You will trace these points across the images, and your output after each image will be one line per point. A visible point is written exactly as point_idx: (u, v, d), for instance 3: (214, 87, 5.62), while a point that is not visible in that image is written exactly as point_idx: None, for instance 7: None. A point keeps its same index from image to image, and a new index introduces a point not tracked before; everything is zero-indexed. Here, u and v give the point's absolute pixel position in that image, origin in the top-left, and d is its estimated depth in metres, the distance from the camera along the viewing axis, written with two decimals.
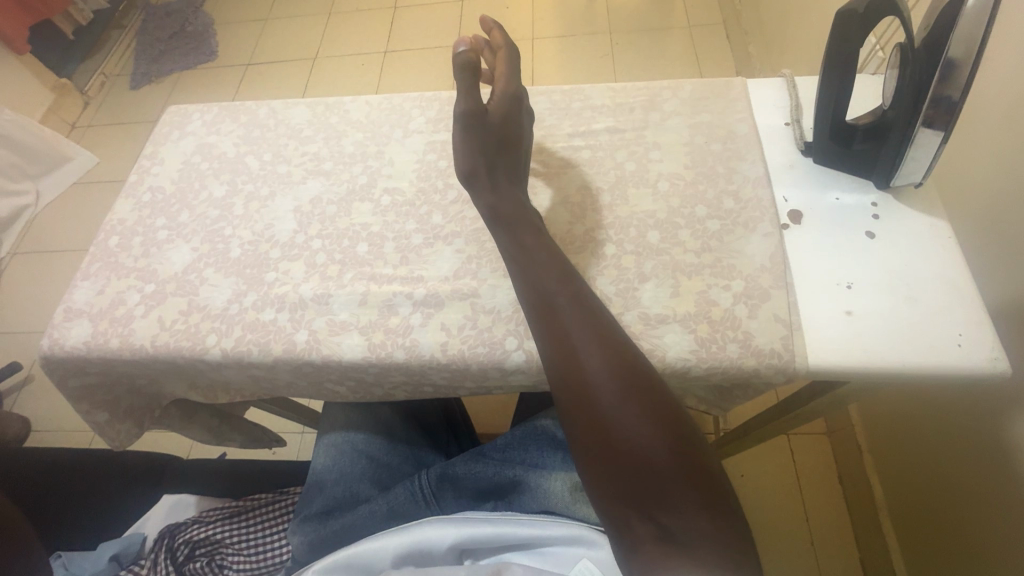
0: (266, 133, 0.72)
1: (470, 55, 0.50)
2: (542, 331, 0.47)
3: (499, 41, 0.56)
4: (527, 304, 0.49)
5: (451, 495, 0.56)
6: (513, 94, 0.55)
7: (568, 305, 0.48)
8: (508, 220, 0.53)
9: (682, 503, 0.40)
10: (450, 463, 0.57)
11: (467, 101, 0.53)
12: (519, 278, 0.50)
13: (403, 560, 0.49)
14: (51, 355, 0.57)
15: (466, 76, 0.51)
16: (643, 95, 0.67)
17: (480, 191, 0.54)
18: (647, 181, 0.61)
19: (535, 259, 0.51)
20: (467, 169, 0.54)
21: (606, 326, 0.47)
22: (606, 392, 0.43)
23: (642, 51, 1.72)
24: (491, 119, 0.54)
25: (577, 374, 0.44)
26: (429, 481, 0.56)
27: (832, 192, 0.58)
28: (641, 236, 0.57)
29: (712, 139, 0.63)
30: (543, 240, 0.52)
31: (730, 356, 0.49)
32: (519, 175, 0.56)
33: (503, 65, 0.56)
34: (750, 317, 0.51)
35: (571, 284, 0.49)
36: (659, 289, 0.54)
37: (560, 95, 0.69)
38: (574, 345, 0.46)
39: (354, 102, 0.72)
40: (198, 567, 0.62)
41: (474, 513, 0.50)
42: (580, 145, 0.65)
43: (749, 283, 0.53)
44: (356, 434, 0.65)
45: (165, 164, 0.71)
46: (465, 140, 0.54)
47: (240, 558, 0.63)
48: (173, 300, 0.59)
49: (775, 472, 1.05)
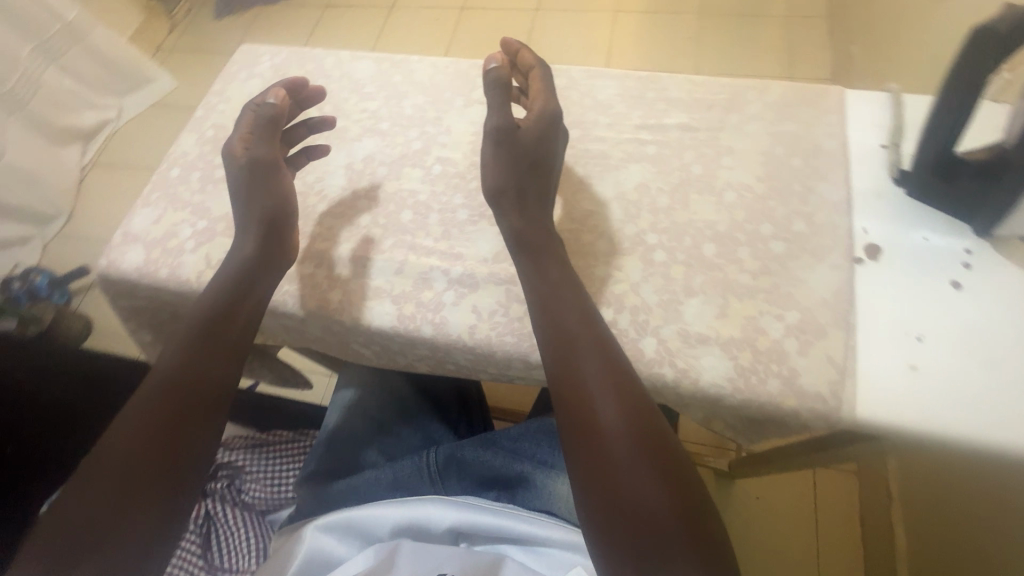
0: (330, 83, 0.71)
1: (499, 71, 0.53)
2: (557, 371, 0.45)
3: (529, 61, 0.56)
4: (544, 337, 0.47)
5: (456, 478, 0.55)
6: (550, 114, 0.53)
7: (588, 346, 0.46)
8: (528, 239, 0.51)
9: (684, 566, 0.38)
10: (459, 446, 0.56)
11: (498, 117, 0.52)
12: (538, 308, 0.48)
13: (400, 532, 0.49)
14: (108, 274, 0.60)
15: (497, 93, 0.53)
16: (725, 93, 0.62)
17: (507, 213, 0.52)
18: (712, 188, 0.56)
19: (557, 288, 0.49)
20: (496, 187, 0.52)
21: (625, 373, 0.45)
22: (617, 441, 0.42)
23: (731, 39, 1.61)
24: (524, 136, 0.52)
25: (591, 424, 0.43)
26: (436, 460, 0.55)
27: (921, 230, 0.52)
28: (695, 246, 0.53)
29: (793, 152, 0.57)
30: (564, 264, 0.51)
31: (770, 392, 0.46)
32: (547, 193, 0.54)
33: (538, 84, 0.55)
34: (799, 352, 0.47)
35: (593, 323, 0.47)
36: (705, 307, 0.50)
37: (635, 81, 0.64)
38: (591, 393, 0.44)
39: (420, 62, 0.71)
40: (218, 487, 0.67)
41: (475, 500, 0.50)
42: (646, 139, 0.61)
43: (806, 316, 0.49)
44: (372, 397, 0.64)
45: (231, 102, 0.71)
46: (495, 156, 0.52)
47: (255, 486, 0.68)
48: (221, 240, 0.60)
49: (792, 500, 1.01)
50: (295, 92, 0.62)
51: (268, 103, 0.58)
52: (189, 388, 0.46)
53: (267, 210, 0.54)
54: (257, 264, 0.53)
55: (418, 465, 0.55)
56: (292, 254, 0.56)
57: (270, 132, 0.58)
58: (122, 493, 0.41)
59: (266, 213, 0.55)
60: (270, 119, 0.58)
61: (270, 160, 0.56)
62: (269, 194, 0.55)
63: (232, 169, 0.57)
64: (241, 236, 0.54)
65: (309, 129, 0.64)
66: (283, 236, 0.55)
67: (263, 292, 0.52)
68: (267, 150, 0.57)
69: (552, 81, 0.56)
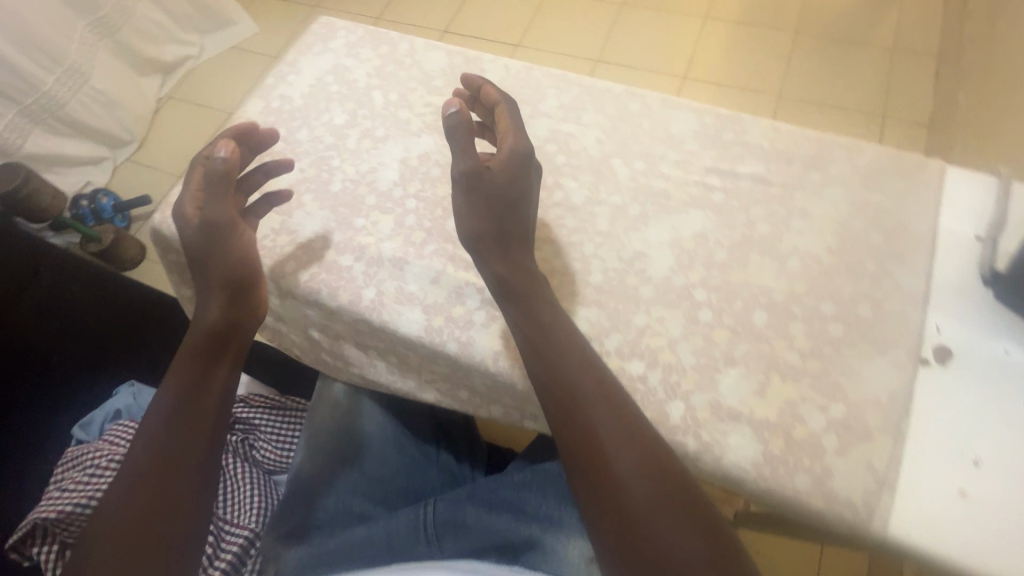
0: (400, 70, 0.70)
1: (460, 116, 0.48)
2: (563, 428, 0.45)
3: (493, 97, 0.54)
4: (545, 392, 0.46)
5: (452, 538, 0.56)
6: (523, 152, 0.51)
7: (594, 395, 0.45)
8: (512, 287, 0.49)
9: None
10: (461, 509, 0.57)
11: (466, 161, 0.49)
12: (536, 361, 0.47)
13: None
14: (160, 230, 0.62)
15: (461, 138, 0.49)
16: (810, 148, 0.57)
17: (488, 260, 0.50)
18: (775, 252, 0.53)
19: (554, 337, 0.47)
20: (473, 234, 0.50)
21: (633, 417, 0.44)
22: (636, 491, 0.41)
23: (825, 67, 1.50)
24: (496, 177, 0.50)
25: (608, 476, 0.42)
26: (434, 522, 0.57)
27: (1005, 341, 0.46)
28: (746, 312, 0.50)
29: (873, 227, 0.53)
30: (556, 309, 0.49)
31: (796, 488, 0.43)
32: (526, 237, 0.52)
33: (507, 119, 0.52)
34: (836, 452, 0.44)
35: (595, 368, 0.46)
36: (743, 381, 0.47)
37: (713, 119, 0.60)
38: (602, 442, 0.43)
39: (493, 62, 0.69)
40: (234, 440, 0.71)
41: (480, 564, 0.50)
42: (714, 184, 0.57)
43: (852, 413, 0.45)
44: (374, 433, 0.67)
45: (301, 75, 0.71)
46: (467, 201, 0.49)
47: (268, 447, 0.72)
48: (269, 216, 0.61)
49: (793, 565, 0.97)
50: (244, 138, 0.59)
51: (217, 156, 0.52)
52: (186, 413, 0.48)
53: (231, 276, 0.53)
54: (224, 333, 0.52)
55: (414, 525, 0.57)
56: (263, 311, 0.56)
57: (222, 193, 0.53)
58: (139, 514, 0.44)
59: (228, 279, 0.53)
60: (220, 178, 0.52)
61: (228, 224, 0.53)
62: (228, 263, 0.53)
63: (185, 234, 0.53)
64: (202, 300, 0.53)
65: (270, 169, 0.60)
66: (249, 287, 0.54)
67: (246, 332, 0.54)
68: (223, 209, 0.52)
69: (521, 115, 0.53)
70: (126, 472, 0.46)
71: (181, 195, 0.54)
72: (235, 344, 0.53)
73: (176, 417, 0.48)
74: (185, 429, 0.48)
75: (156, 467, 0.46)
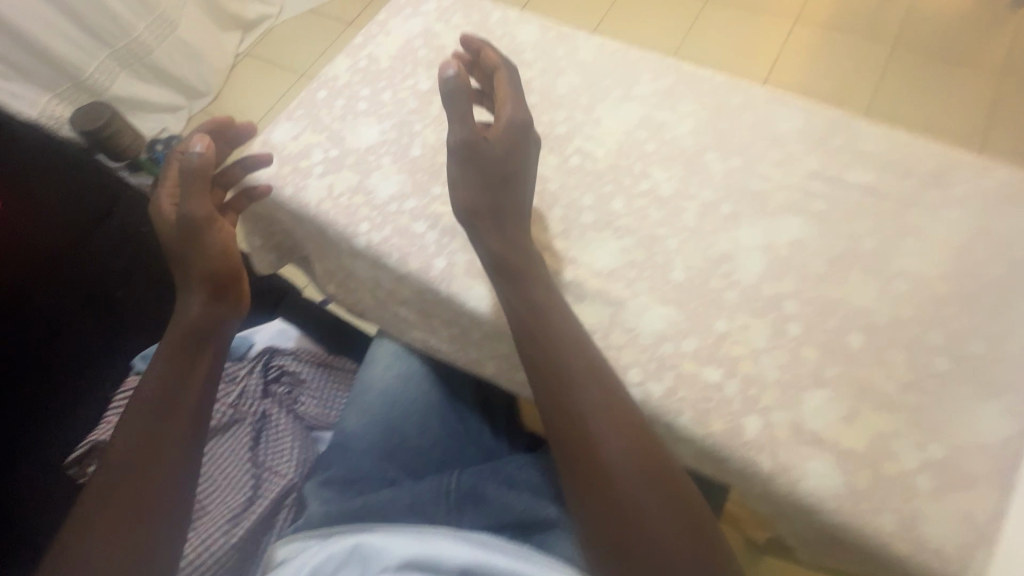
0: (490, 39, 0.68)
1: (456, 78, 0.48)
2: (553, 414, 0.45)
3: (493, 63, 0.55)
4: (539, 378, 0.46)
5: (471, 509, 0.58)
6: (520, 121, 0.51)
7: (584, 382, 0.45)
8: (504, 262, 0.49)
9: None
10: (483, 480, 0.59)
11: (461, 131, 0.48)
12: (529, 348, 0.47)
13: (408, 566, 0.49)
14: None
15: (456, 105, 0.48)
16: (931, 162, 0.52)
17: (481, 234, 0.49)
18: (879, 271, 0.48)
19: (552, 325, 0.47)
20: (466, 206, 0.49)
21: (626, 407, 0.44)
22: (623, 479, 0.42)
23: (926, 84, 1.38)
24: (493, 146, 0.49)
25: (596, 466, 0.43)
26: (456, 488, 0.59)
27: None
28: (840, 332, 0.46)
29: (996, 257, 0.48)
30: (548, 289, 0.49)
31: (879, 527, 0.40)
32: (521, 211, 0.51)
33: (505, 88, 0.53)
34: (930, 494, 0.40)
35: (585, 353, 0.46)
36: (831, 404, 0.44)
37: (823, 120, 0.56)
38: (590, 430, 0.44)
39: (588, 40, 0.66)
40: (281, 390, 0.72)
41: (489, 538, 0.51)
42: (818, 191, 0.53)
43: (952, 455, 0.41)
44: (404, 394, 0.66)
45: (390, 36, 0.71)
46: (462, 171, 0.49)
47: (312, 400, 0.73)
48: (347, 174, 0.61)
49: None
50: (221, 134, 0.58)
51: (192, 152, 0.53)
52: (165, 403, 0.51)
53: (209, 272, 0.54)
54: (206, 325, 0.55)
55: (436, 491, 0.59)
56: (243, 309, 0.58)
57: (197, 188, 0.54)
58: (122, 503, 0.47)
59: (206, 278, 0.54)
60: (195, 173, 0.53)
61: (204, 220, 0.54)
62: (206, 259, 0.54)
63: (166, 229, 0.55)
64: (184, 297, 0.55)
65: (247, 165, 0.60)
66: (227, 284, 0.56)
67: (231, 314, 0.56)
68: (200, 206, 0.54)
69: (520, 85, 0.54)
70: (108, 463, 0.48)
71: (162, 192, 0.56)
72: (215, 337, 0.55)
73: (154, 412, 0.50)
74: (158, 425, 0.50)
75: (131, 464, 0.48)
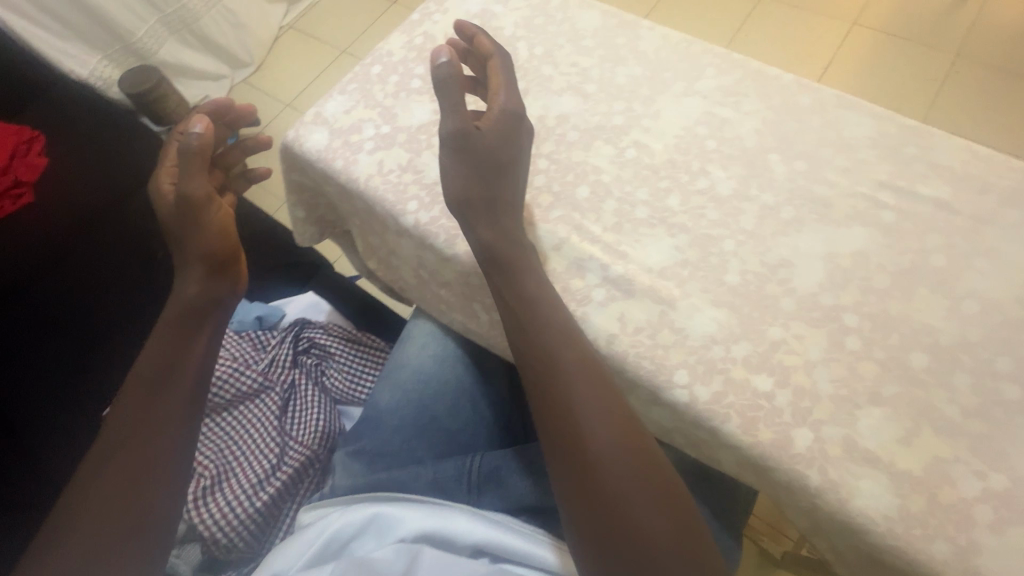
0: (550, 24, 0.66)
1: (450, 66, 0.46)
2: (544, 406, 0.44)
3: (487, 50, 0.53)
4: (530, 370, 0.45)
5: (493, 494, 0.57)
6: (513, 111, 0.50)
7: (574, 373, 0.44)
8: (496, 255, 0.47)
9: None
10: (507, 465, 0.58)
11: (452, 120, 0.46)
12: (524, 342, 0.45)
13: (423, 538, 0.49)
14: (291, 147, 0.63)
15: (450, 93, 0.46)
16: (1012, 179, 0.50)
17: (474, 226, 0.48)
18: (948, 289, 0.46)
19: (552, 319, 0.46)
20: (459, 199, 0.47)
21: (618, 398, 0.44)
22: (617, 472, 0.41)
23: (986, 98, 1.32)
24: (486, 136, 0.48)
25: (586, 459, 0.41)
26: (479, 472, 0.58)
27: None
28: (903, 350, 0.44)
29: None
30: (541, 280, 0.47)
31: (932, 555, 0.38)
32: (513, 203, 0.49)
33: (496, 76, 0.52)
34: (989, 526, 0.39)
35: (578, 345, 0.45)
36: (888, 424, 0.42)
37: (897, 128, 0.53)
38: (580, 421, 0.42)
39: (651, 30, 0.64)
40: (309, 361, 0.72)
41: (504, 518, 0.51)
42: (887, 202, 0.50)
43: (1016, 487, 0.39)
44: (433, 374, 0.66)
45: (447, 15, 0.69)
46: (453, 161, 0.47)
47: (338, 374, 0.73)
48: (398, 151, 0.60)
49: None
50: (220, 115, 0.57)
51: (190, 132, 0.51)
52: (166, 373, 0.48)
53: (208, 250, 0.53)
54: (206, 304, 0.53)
55: (459, 472, 0.58)
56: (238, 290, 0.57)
57: (196, 171, 0.52)
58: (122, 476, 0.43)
59: (207, 256, 0.53)
60: (194, 156, 0.51)
61: (202, 199, 0.52)
62: (207, 237, 0.53)
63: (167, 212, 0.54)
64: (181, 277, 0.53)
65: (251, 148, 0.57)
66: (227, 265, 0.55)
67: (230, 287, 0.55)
68: (199, 184, 0.52)
69: (513, 73, 0.52)
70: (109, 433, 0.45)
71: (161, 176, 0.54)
72: (214, 314, 0.54)
73: (157, 381, 0.47)
74: (161, 394, 0.47)
75: (133, 432, 0.45)
